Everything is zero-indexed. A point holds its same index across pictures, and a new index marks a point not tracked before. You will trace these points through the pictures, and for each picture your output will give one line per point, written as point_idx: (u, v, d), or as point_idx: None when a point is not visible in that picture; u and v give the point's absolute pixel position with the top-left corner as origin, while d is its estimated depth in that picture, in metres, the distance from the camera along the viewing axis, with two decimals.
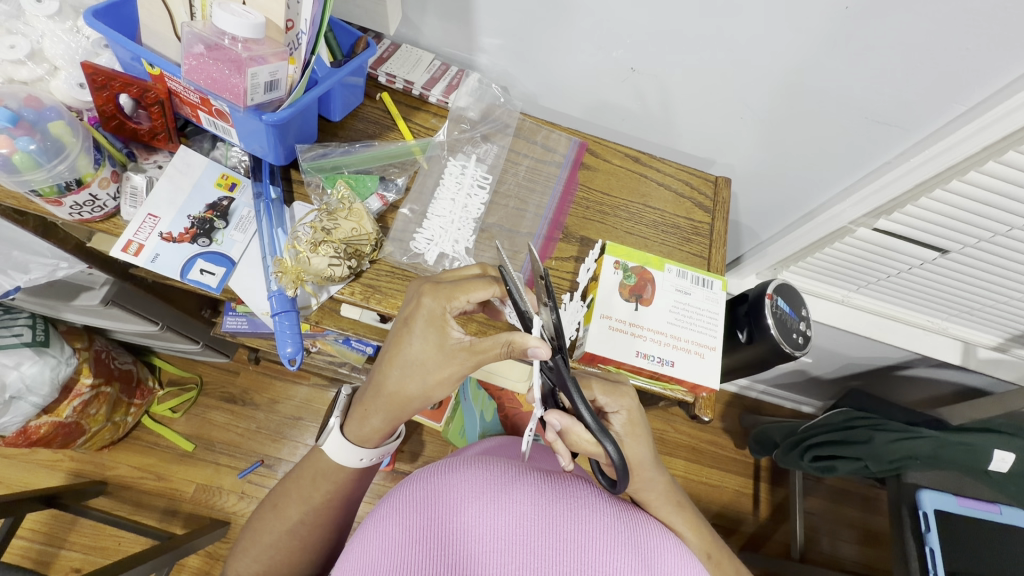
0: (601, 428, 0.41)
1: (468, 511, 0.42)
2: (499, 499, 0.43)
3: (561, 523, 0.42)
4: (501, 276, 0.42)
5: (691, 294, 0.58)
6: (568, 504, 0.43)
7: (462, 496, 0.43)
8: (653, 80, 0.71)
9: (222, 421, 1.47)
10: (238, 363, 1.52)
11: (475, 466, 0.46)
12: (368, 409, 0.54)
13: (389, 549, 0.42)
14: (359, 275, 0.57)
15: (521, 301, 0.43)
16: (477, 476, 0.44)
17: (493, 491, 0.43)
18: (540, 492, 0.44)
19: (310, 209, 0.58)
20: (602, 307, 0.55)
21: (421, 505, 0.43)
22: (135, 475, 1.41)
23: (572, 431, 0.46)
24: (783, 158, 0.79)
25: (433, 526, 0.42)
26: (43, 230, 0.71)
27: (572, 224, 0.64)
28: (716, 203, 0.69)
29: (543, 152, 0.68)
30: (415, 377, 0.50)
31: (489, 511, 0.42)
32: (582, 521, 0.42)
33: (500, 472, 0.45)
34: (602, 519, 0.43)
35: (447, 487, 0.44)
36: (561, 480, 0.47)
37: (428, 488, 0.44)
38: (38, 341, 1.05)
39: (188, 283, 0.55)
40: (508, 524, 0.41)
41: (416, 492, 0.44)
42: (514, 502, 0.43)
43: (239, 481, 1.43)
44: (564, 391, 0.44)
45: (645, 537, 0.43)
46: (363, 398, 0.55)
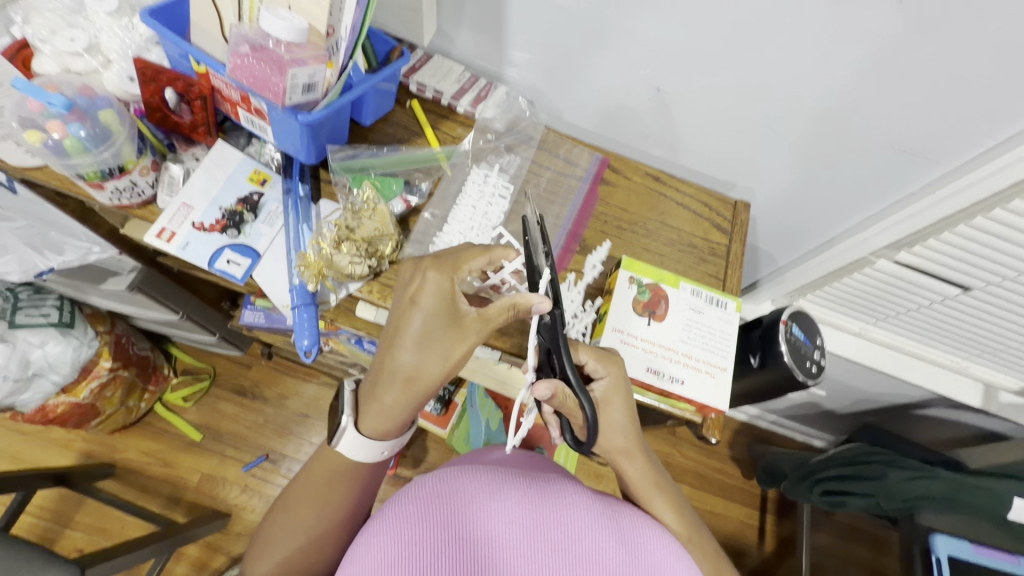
0: (579, 385, 0.45)
1: (461, 521, 0.41)
2: (490, 506, 0.42)
3: (552, 521, 0.41)
4: (523, 230, 0.49)
5: (705, 313, 0.58)
6: (556, 501, 0.43)
7: (453, 506, 0.41)
8: (678, 101, 0.73)
9: (231, 412, 1.49)
10: (251, 357, 1.54)
11: (461, 475, 0.44)
12: (381, 393, 0.54)
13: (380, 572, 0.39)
14: (378, 275, 0.59)
15: (534, 256, 0.48)
16: (464, 486, 0.43)
17: (481, 496, 0.42)
18: (528, 496, 0.43)
19: (336, 208, 0.60)
20: (614, 320, 0.56)
21: (411, 519, 0.41)
22: (142, 460, 1.43)
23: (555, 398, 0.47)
24: (804, 184, 0.79)
25: (427, 539, 0.40)
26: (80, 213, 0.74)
27: (589, 237, 0.65)
28: (734, 225, 0.69)
29: (565, 165, 0.69)
30: (435, 357, 0.52)
31: (480, 518, 0.41)
32: (572, 515, 0.42)
33: (485, 478, 0.44)
34: (590, 513, 0.43)
35: (434, 496, 0.42)
36: (545, 481, 0.46)
37: (415, 496, 0.42)
38: (64, 321, 1.09)
39: (214, 272, 0.57)
40: (500, 529, 0.41)
41: (405, 505, 0.42)
42: (504, 508, 0.42)
43: (243, 474, 1.44)
44: (555, 354, 0.47)
45: (634, 526, 0.44)
46: (374, 389, 0.54)
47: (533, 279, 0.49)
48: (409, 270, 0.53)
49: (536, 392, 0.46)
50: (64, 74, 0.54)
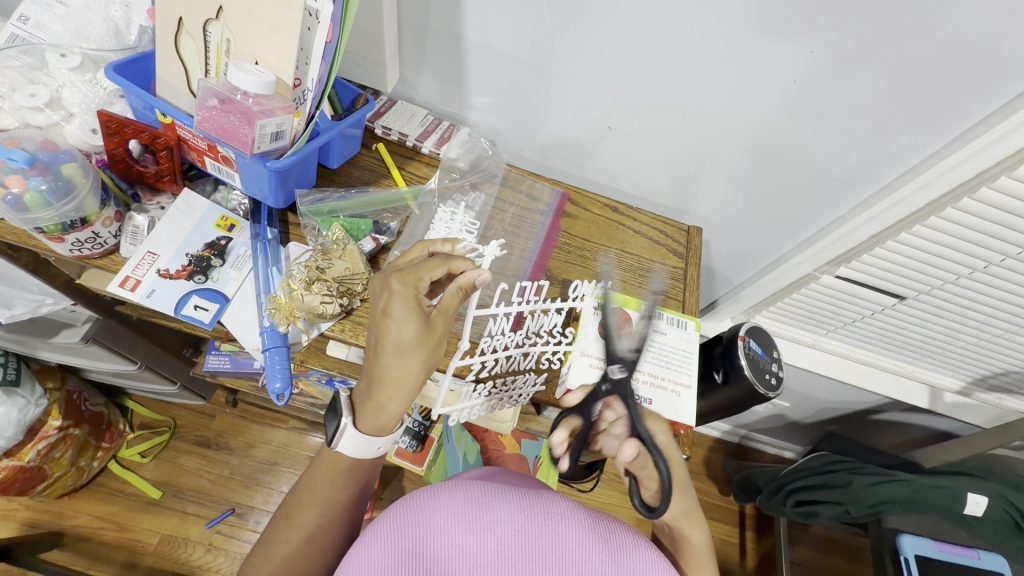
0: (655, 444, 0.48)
1: (449, 534, 0.40)
2: (480, 519, 0.41)
3: (544, 533, 0.41)
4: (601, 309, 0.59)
5: (667, 333, 0.61)
6: (548, 512, 0.43)
7: (440, 520, 0.41)
8: (628, 138, 0.78)
9: (194, 466, 1.42)
10: (215, 405, 1.48)
11: (454, 486, 0.44)
12: (382, 400, 0.53)
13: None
14: (349, 313, 0.59)
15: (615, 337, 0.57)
16: (456, 497, 0.42)
17: (475, 506, 0.42)
18: (521, 510, 0.42)
19: (305, 249, 0.61)
20: (582, 345, 0.58)
21: (401, 531, 0.41)
22: (94, 525, 1.33)
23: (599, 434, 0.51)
24: (748, 210, 0.85)
25: (416, 550, 0.40)
26: (32, 266, 0.72)
27: (554, 267, 0.68)
28: (689, 249, 0.73)
29: (528, 201, 0.72)
30: (415, 356, 0.51)
31: (472, 530, 0.41)
32: (564, 526, 0.42)
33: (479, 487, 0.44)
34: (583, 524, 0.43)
35: (428, 508, 0.42)
36: (541, 493, 0.45)
37: (409, 507, 0.42)
38: (8, 379, 1.02)
39: (181, 318, 0.56)
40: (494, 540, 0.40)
41: (397, 516, 0.42)
42: (494, 521, 0.41)
43: (207, 531, 1.36)
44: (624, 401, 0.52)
45: (625, 536, 0.43)
46: (368, 396, 0.54)
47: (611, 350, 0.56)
48: (377, 285, 0.52)
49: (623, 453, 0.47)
50: (24, 129, 0.54)
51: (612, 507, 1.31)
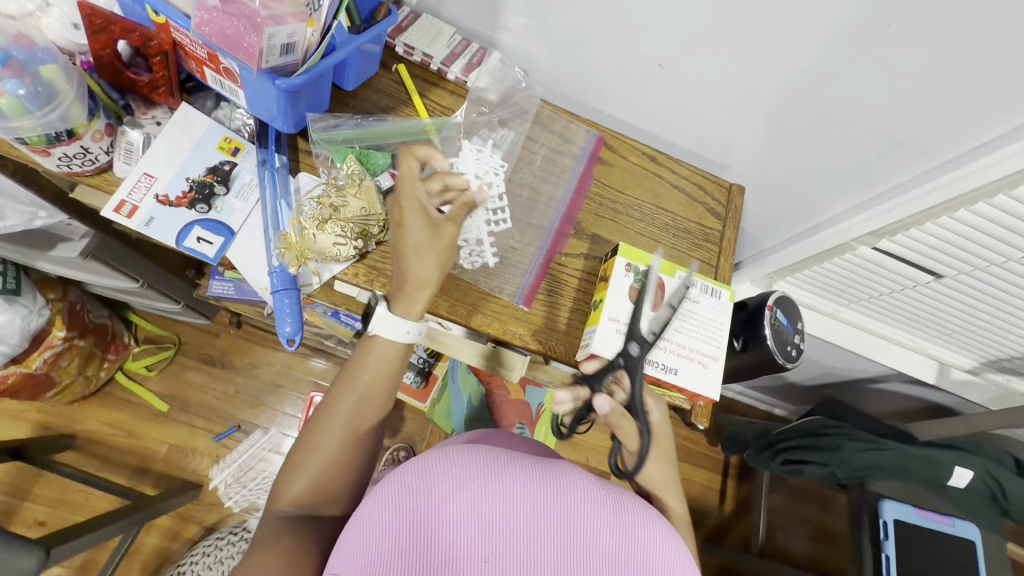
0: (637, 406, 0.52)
1: (458, 501, 0.38)
2: (491, 485, 0.39)
3: (560, 503, 0.39)
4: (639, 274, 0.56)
5: (699, 302, 0.57)
6: (564, 480, 0.40)
7: (450, 485, 0.39)
8: (677, 79, 0.70)
9: (199, 382, 1.44)
10: (219, 325, 1.48)
11: (466, 450, 0.41)
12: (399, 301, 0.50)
13: (380, 540, 0.38)
14: (363, 256, 0.55)
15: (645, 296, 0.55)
16: (467, 462, 0.40)
17: (488, 470, 0.40)
18: (534, 479, 0.40)
19: (317, 183, 0.55)
20: (611, 309, 0.54)
21: (408, 493, 0.39)
22: (105, 431, 1.38)
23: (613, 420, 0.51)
24: (794, 170, 0.79)
25: (423, 515, 0.38)
26: None
27: (584, 219, 0.62)
28: (728, 209, 0.68)
29: (561, 142, 0.65)
30: (430, 252, 0.50)
31: (483, 497, 0.38)
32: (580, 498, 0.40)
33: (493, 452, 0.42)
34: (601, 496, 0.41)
35: (438, 469, 0.39)
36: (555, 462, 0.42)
37: (417, 469, 0.40)
38: (9, 289, 0.99)
39: (184, 250, 0.52)
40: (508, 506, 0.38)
41: (403, 478, 0.40)
42: (506, 488, 0.39)
43: (214, 444, 1.42)
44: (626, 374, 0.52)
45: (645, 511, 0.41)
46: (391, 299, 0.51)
47: (634, 324, 0.53)
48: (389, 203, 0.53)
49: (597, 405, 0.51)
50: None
51: (607, 450, 1.35)
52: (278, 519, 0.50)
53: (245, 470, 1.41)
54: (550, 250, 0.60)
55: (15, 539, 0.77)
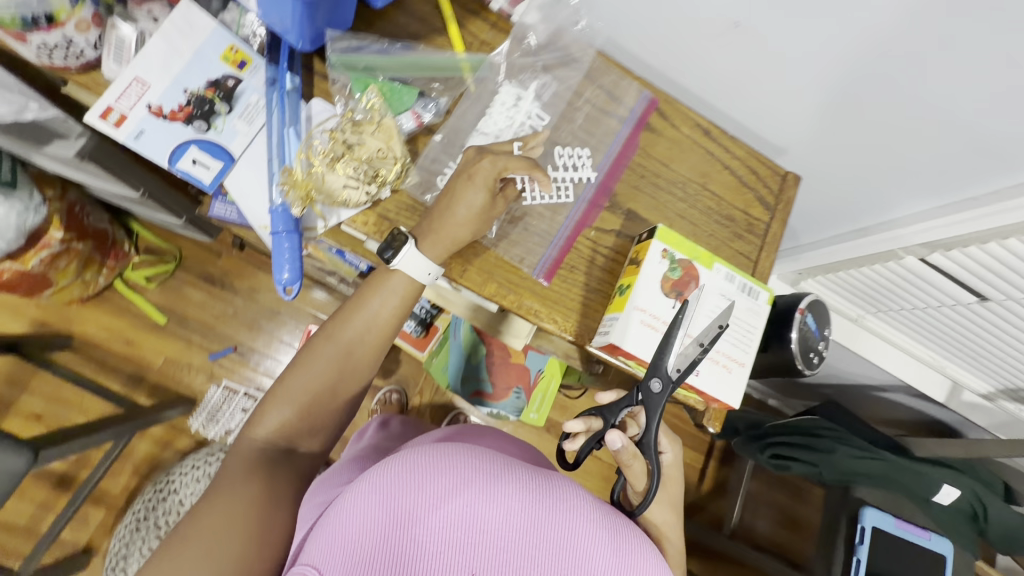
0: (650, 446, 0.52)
1: (452, 502, 0.39)
2: (488, 489, 0.40)
3: (552, 522, 0.40)
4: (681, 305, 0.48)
5: (734, 301, 0.52)
6: (556, 496, 0.41)
7: (445, 485, 0.39)
8: (748, 43, 0.61)
9: (198, 299, 1.43)
10: (221, 245, 1.45)
11: (461, 452, 0.42)
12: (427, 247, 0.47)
13: (367, 530, 0.39)
14: (376, 204, 0.48)
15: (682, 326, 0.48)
16: (463, 464, 0.41)
17: (483, 482, 0.40)
18: (529, 488, 0.41)
19: (332, 114, 0.50)
20: (638, 297, 0.49)
21: (402, 487, 0.39)
22: (102, 335, 1.38)
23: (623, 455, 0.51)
24: (856, 163, 0.71)
25: (414, 511, 0.39)
26: None
27: (621, 192, 0.56)
28: (779, 200, 0.62)
29: (607, 101, 0.58)
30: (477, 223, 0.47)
31: (478, 501, 0.39)
32: (573, 517, 0.41)
33: (477, 463, 0.42)
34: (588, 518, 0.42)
35: (433, 468, 0.40)
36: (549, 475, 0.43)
37: (412, 464, 0.40)
38: (4, 181, 0.94)
39: (177, 172, 0.49)
40: (501, 520, 0.39)
41: (397, 470, 0.40)
42: (502, 495, 0.40)
43: (210, 362, 1.42)
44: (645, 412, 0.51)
45: (634, 534, 0.43)
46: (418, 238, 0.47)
47: (660, 359, 0.48)
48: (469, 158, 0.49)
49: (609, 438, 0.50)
50: None
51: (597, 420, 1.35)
52: (255, 449, 0.50)
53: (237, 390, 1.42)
54: (578, 222, 0.54)
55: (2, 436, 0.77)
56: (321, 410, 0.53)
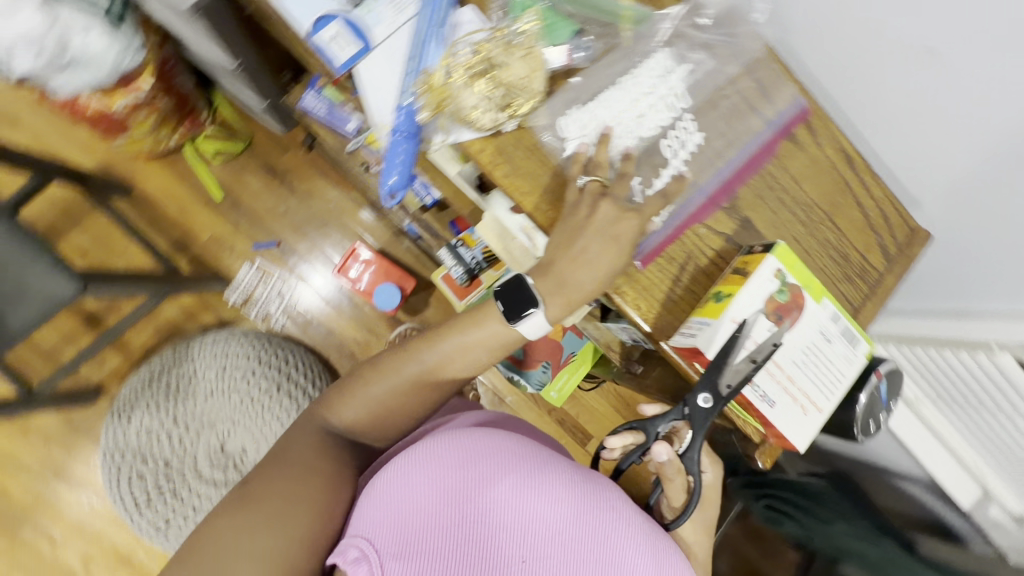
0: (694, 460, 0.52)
1: (500, 486, 0.52)
2: (533, 478, 0.53)
3: (590, 515, 0.52)
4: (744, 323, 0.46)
5: (831, 344, 0.48)
6: (599, 497, 0.54)
7: (493, 472, 0.52)
8: (926, 76, 0.55)
9: (256, 188, 1.44)
10: (291, 141, 1.45)
11: (509, 446, 0.56)
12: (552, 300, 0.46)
13: (423, 500, 0.51)
14: (499, 134, 0.46)
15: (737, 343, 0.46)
16: (512, 456, 0.54)
17: (524, 472, 0.53)
18: (571, 483, 0.54)
19: (483, 29, 0.47)
20: (735, 309, 0.46)
21: (458, 468, 0.52)
22: (159, 195, 1.40)
23: (663, 470, 0.52)
24: (986, 240, 0.65)
25: (465, 490, 0.51)
26: None
27: (744, 196, 0.52)
28: (900, 255, 0.57)
29: (759, 96, 0.53)
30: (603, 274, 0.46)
31: (522, 488, 0.52)
32: (613, 515, 0.53)
33: (507, 462, 0.54)
34: (617, 522, 0.53)
35: (484, 457, 0.53)
36: (592, 481, 0.56)
37: (467, 449, 0.54)
38: (113, 14, 0.94)
39: (314, 45, 0.49)
40: (537, 515, 0.51)
41: (454, 456, 0.53)
42: (547, 484, 0.53)
43: (252, 250, 1.44)
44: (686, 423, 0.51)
45: (663, 542, 0.54)
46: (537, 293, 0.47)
47: (715, 377, 0.46)
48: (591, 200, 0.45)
49: (656, 453, 0.51)
50: None
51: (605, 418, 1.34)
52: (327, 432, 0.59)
53: (270, 280, 1.45)
54: (692, 216, 0.50)
55: (54, 258, 0.78)
56: (386, 419, 0.60)
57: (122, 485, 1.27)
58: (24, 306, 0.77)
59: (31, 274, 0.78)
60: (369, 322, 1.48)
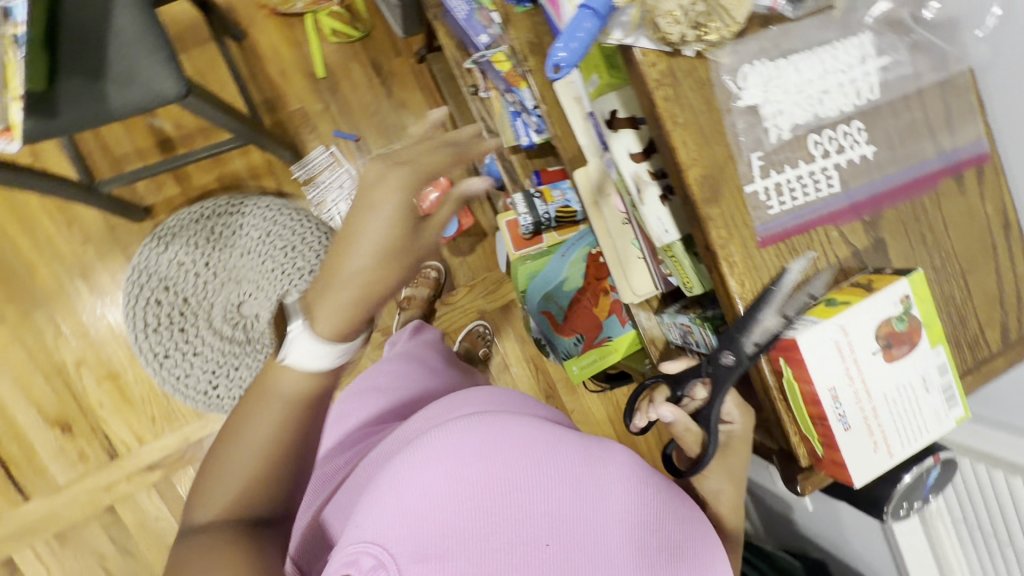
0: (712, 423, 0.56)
1: (521, 478, 0.52)
2: (548, 460, 0.53)
3: (613, 485, 0.54)
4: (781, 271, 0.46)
5: (929, 394, 0.44)
6: (620, 467, 0.56)
7: (509, 463, 0.52)
8: None
9: (357, 80, 1.47)
10: (404, 48, 1.48)
11: (517, 433, 0.54)
12: (319, 305, 0.49)
13: (439, 501, 0.50)
14: (676, 54, 0.43)
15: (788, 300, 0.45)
16: (521, 443, 0.53)
17: (539, 454, 0.53)
18: (587, 458, 0.55)
19: None
20: (849, 317, 0.43)
21: (474, 464, 0.51)
22: (268, 53, 1.42)
23: (675, 425, 0.57)
24: None
25: (485, 486, 0.51)
26: None
27: (888, 217, 0.48)
28: (1018, 342, 0.52)
29: (944, 122, 0.48)
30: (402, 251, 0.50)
31: (541, 471, 0.52)
32: (636, 484, 0.55)
33: (519, 451, 0.53)
34: (642, 491, 0.55)
35: (496, 452, 0.52)
36: (608, 454, 0.57)
37: (478, 446, 0.52)
38: None
39: None
40: (556, 495, 0.52)
41: (464, 451, 0.51)
42: (561, 463, 0.53)
43: (331, 136, 1.45)
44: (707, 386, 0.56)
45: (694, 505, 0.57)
46: (316, 296, 0.50)
47: (740, 324, 0.46)
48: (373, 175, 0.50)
49: (661, 412, 0.57)
50: None
51: None
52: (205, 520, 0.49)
53: (336, 174, 1.44)
54: (828, 215, 0.47)
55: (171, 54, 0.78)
56: (272, 460, 0.51)
57: (137, 303, 1.26)
58: (125, 87, 0.76)
59: (144, 61, 0.78)
60: None
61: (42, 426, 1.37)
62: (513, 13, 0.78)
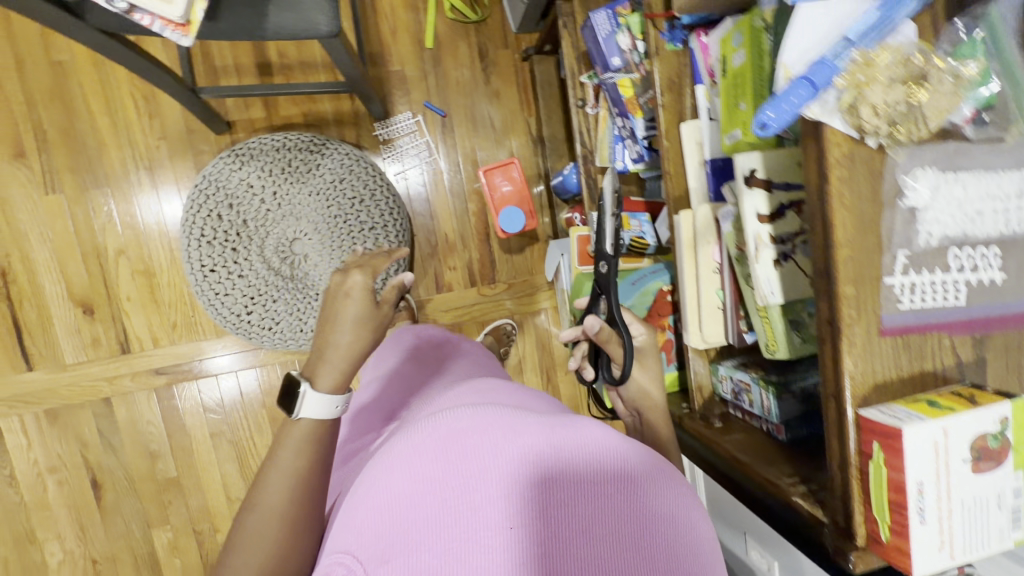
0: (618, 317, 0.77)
1: (440, 475, 0.47)
2: (464, 450, 0.48)
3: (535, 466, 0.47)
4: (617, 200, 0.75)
5: (998, 512, 0.47)
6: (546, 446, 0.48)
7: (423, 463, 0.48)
8: None
9: (461, 59, 1.50)
10: (514, 42, 1.52)
11: (436, 430, 0.50)
12: (320, 370, 0.65)
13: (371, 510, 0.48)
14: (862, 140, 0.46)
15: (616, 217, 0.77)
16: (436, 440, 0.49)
17: (455, 443, 0.48)
18: (504, 440, 0.48)
19: (924, 50, 0.46)
20: (952, 422, 0.46)
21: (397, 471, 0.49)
22: (385, 9, 1.45)
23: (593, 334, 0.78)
24: None
25: (404, 488, 0.47)
26: None
27: (996, 340, 0.51)
28: None
29: None
30: (362, 330, 0.67)
31: (459, 465, 0.47)
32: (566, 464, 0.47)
33: (436, 445, 0.49)
34: (571, 469, 0.47)
35: (414, 455, 0.49)
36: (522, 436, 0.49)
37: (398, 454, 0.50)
38: None
39: None
40: (470, 483, 0.46)
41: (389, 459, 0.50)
42: (479, 450, 0.48)
43: (422, 105, 1.48)
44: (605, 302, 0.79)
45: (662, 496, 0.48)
46: (313, 371, 0.66)
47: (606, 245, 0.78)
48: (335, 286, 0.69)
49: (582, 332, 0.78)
50: None
51: None
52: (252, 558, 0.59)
53: (415, 143, 1.49)
54: (946, 324, 0.50)
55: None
56: (301, 516, 0.61)
57: (198, 212, 1.26)
58: (285, 11, 0.78)
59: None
60: (466, 228, 1.55)
61: (66, 303, 1.37)
62: (663, 48, 0.81)
